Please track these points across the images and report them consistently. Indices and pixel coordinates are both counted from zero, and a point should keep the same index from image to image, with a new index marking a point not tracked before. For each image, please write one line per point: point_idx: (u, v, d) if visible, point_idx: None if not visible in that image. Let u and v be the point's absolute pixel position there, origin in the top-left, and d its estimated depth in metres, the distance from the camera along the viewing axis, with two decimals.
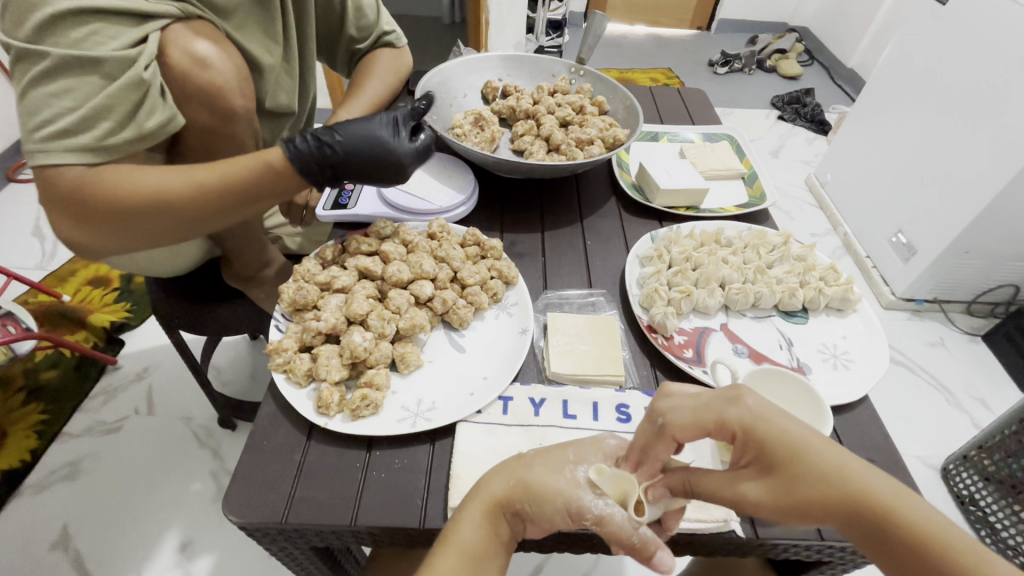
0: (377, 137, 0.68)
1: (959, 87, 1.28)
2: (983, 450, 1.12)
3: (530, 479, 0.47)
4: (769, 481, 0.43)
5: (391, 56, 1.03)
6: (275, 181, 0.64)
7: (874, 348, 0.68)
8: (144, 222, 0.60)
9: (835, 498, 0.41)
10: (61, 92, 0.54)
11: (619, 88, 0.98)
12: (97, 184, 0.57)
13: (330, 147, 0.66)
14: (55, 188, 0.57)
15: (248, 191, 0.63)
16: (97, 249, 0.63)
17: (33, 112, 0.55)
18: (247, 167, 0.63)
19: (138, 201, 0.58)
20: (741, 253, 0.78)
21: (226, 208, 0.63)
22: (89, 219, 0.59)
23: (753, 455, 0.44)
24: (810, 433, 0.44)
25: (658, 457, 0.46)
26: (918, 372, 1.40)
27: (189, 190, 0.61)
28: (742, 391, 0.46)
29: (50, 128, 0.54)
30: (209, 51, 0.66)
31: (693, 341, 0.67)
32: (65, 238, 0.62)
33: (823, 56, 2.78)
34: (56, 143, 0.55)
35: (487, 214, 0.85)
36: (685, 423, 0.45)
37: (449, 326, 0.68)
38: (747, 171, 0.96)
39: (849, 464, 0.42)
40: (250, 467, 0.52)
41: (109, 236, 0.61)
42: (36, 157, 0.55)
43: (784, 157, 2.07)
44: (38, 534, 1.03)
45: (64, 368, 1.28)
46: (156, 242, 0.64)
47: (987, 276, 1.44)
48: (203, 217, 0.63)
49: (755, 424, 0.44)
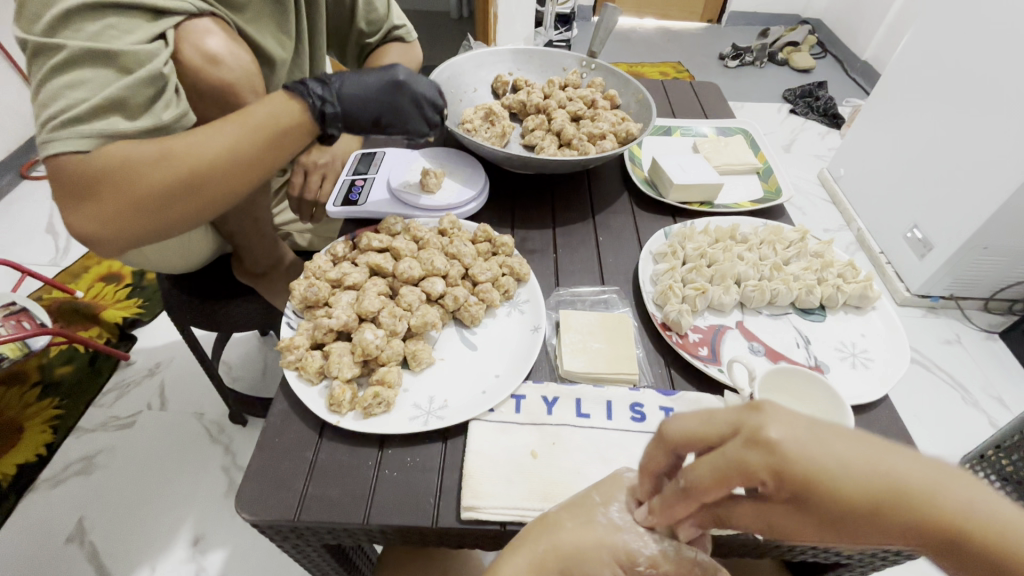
0: (375, 100, 0.69)
1: (977, 82, 1.26)
2: (1000, 450, 1.09)
3: (562, 541, 0.43)
4: (810, 520, 0.34)
5: (401, 51, 1.02)
6: (285, 127, 0.63)
7: (893, 346, 0.67)
8: (162, 194, 0.58)
9: (901, 524, 0.32)
10: (78, 83, 0.54)
11: (631, 82, 0.96)
12: (113, 163, 0.55)
13: (335, 95, 0.66)
14: (68, 176, 0.55)
15: (261, 144, 0.62)
16: (114, 241, 0.61)
17: (46, 105, 0.55)
18: (253, 126, 0.62)
19: (157, 173, 0.57)
20: (756, 249, 0.77)
21: (240, 166, 0.62)
22: (105, 202, 0.57)
23: (788, 494, 0.34)
24: (850, 444, 0.34)
25: (675, 514, 0.39)
26: (934, 370, 1.38)
27: (201, 151, 0.59)
28: (762, 418, 0.34)
29: (62, 117, 0.54)
30: (221, 47, 0.65)
31: (708, 339, 0.66)
32: (78, 233, 0.59)
33: (837, 49, 2.73)
34: (66, 130, 0.54)
35: (497, 211, 0.84)
36: (707, 480, 0.35)
37: (460, 323, 0.67)
38: (761, 165, 0.94)
39: (900, 467, 0.33)
40: (263, 464, 0.52)
41: (127, 219, 0.59)
42: (49, 146, 0.54)
43: (797, 151, 2.04)
44: (55, 527, 1.05)
45: (78, 364, 1.29)
46: (174, 218, 0.61)
47: (1006, 273, 1.41)
48: (222, 180, 0.61)
49: (790, 466, 0.33)
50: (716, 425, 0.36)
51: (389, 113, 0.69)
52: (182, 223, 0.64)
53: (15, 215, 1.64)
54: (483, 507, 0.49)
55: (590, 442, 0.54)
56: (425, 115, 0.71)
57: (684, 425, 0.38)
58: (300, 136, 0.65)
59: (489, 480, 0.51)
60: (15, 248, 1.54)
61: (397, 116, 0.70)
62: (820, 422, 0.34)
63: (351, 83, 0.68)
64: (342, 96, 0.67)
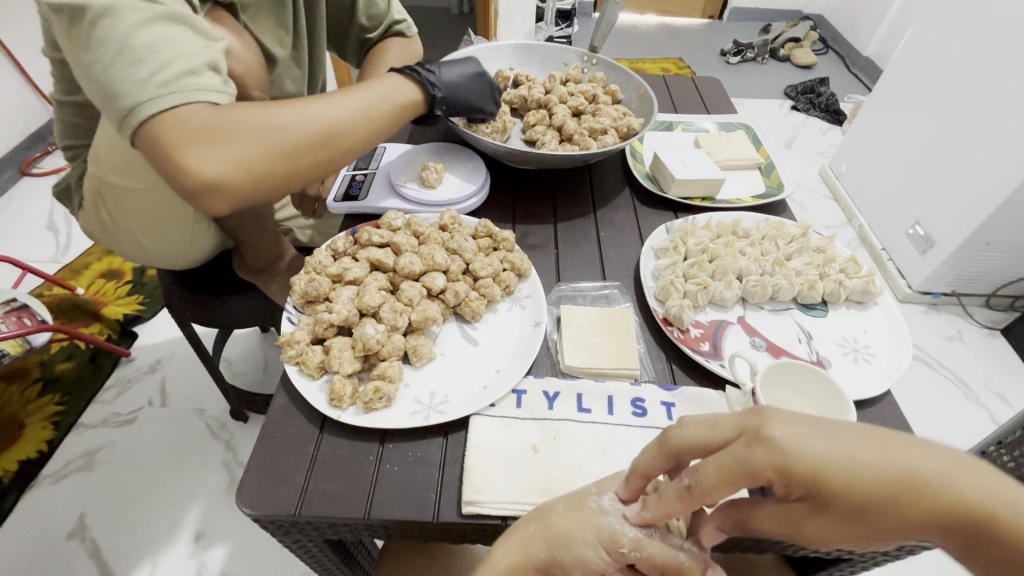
0: (469, 83, 0.76)
1: (979, 76, 1.25)
2: (1002, 446, 1.09)
3: (554, 527, 0.43)
4: (830, 516, 0.35)
5: (402, 45, 1.00)
6: (403, 100, 0.68)
7: (895, 341, 0.67)
8: (298, 146, 0.58)
9: (918, 510, 0.33)
10: (169, 40, 0.53)
11: (633, 77, 0.96)
12: (245, 113, 0.55)
13: (438, 81, 0.73)
14: (191, 122, 0.53)
15: (385, 109, 0.65)
16: (234, 195, 0.56)
17: (135, 62, 0.51)
18: (375, 92, 0.65)
19: (292, 123, 0.58)
20: (758, 244, 0.77)
21: (369, 130, 0.64)
22: (239, 149, 0.55)
23: (803, 491, 0.35)
24: (855, 435, 0.35)
25: (671, 507, 0.39)
26: (935, 367, 1.37)
27: (335, 111, 0.61)
28: (764, 419, 0.36)
29: (172, 71, 0.52)
30: (224, 39, 0.65)
31: (709, 335, 0.66)
32: (201, 179, 0.54)
33: (839, 45, 2.72)
34: (185, 82, 0.53)
35: (498, 206, 0.84)
36: (716, 485, 0.36)
37: (461, 319, 0.67)
38: (763, 161, 0.94)
39: (909, 454, 0.34)
40: (264, 459, 0.52)
41: (262, 165, 0.56)
42: (173, 97, 0.52)
43: (798, 148, 2.03)
44: (57, 522, 1.05)
45: (79, 360, 1.29)
46: (297, 173, 0.59)
47: (1008, 269, 1.40)
48: (353, 136, 0.62)
49: (797, 461, 0.34)
50: (721, 430, 0.38)
51: (480, 96, 0.78)
52: (299, 186, 0.62)
53: (15, 212, 1.64)
54: (484, 502, 0.49)
55: (591, 437, 0.54)
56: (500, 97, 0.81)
57: (688, 433, 0.39)
58: (412, 110, 0.70)
59: (490, 474, 0.51)
60: (15, 245, 1.54)
61: (485, 99, 0.78)
62: (820, 416, 0.36)
63: (449, 71, 0.75)
64: (444, 82, 0.73)
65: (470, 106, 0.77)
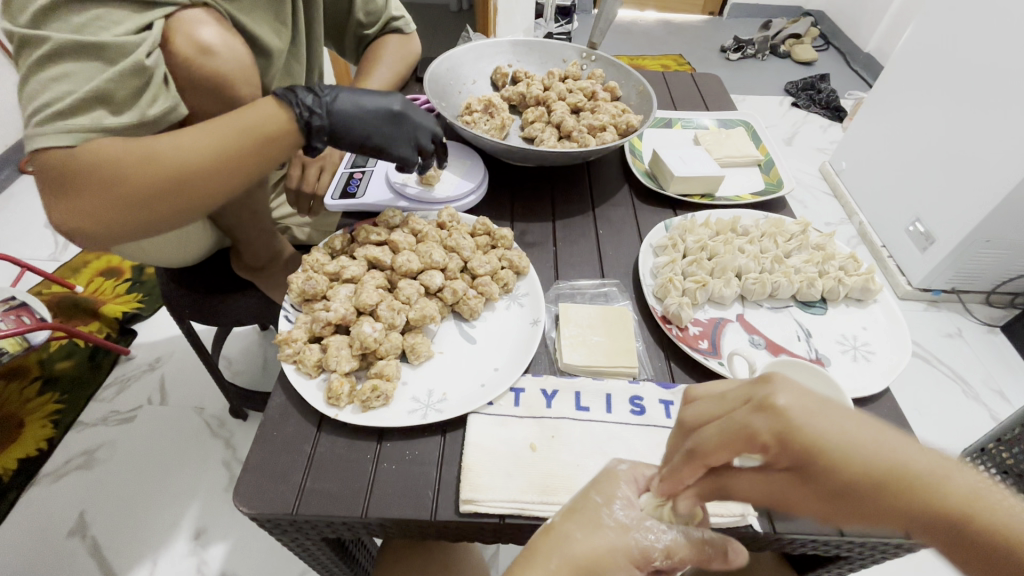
0: (367, 120, 0.70)
1: (982, 73, 1.24)
2: (1001, 443, 1.09)
3: (575, 552, 0.42)
4: (812, 490, 0.36)
5: (399, 42, 1.01)
6: (269, 130, 0.61)
7: (894, 337, 0.67)
8: (142, 193, 0.56)
9: (903, 502, 0.33)
10: (62, 77, 0.53)
11: (632, 74, 0.96)
12: (89, 161, 0.53)
13: (326, 106, 0.66)
14: (49, 171, 0.54)
15: (246, 145, 0.60)
16: (94, 238, 0.58)
17: (32, 97, 0.54)
18: (239, 126, 0.60)
19: (138, 170, 0.55)
20: (757, 242, 0.76)
21: (221, 167, 0.59)
22: (86, 199, 0.55)
23: (789, 461, 0.36)
24: (854, 421, 0.35)
25: (682, 479, 0.40)
26: (935, 364, 1.37)
27: (181, 151, 0.57)
28: (772, 388, 0.36)
29: (46, 110, 0.52)
30: (214, 38, 0.63)
31: (708, 332, 0.66)
32: (62, 227, 0.57)
33: (839, 41, 2.71)
34: (51, 125, 0.53)
35: (497, 203, 0.83)
36: (712, 446, 0.37)
37: (459, 317, 0.67)
38: (762, 157, 0.93)
39: (904, 448, 0.34)
40: (262, 458, 0.52)
41: (116, 213, 0.56)
42: (33, 140, 0.53)
43: (798, 144, 2.03)
44: (57, 520, 1.05)
45: (78, 358, 1.29)
46: (155, 217, 0.59)
47: (1008, 266, 1.40)
48: (209, 179, 0.59)
49: (795, 432, 0.35)
50: (729, 402, 0.39)
51: (376, 137, 0.71)
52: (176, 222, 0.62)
53: (13, 210, 1.64)
54: (482, 501, 0.49)
55: (590, 436, 0.54)
56: (416, 141, 0.73)
57: (701, 408, 0.41)
58: (286, 142, 0.64)
59: (488, 473, 0.51)
60: (14, 243, 1.54)
61: (385, 141, 0.71)
62: (829, 399, 0.36)
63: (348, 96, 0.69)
64: (334, 107, 0.67)
65: (369, 141, 0.71)
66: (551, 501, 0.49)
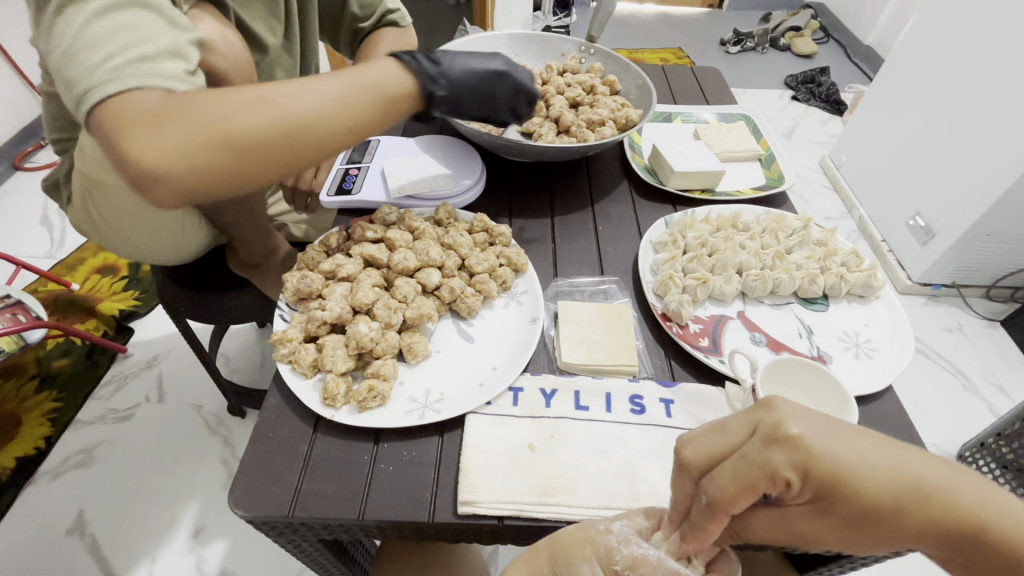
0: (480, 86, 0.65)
1: (984, 64, 1.23)
2: (1001, 438, 1.08)
3: (558, 538, 0.44)
4: (831, 516, 0.38)
5: (395, 36, 0.99)
6: (386, 93, 0.55)
7: (896, 334, 0.66)
8: (247, 136, 0.48)
9: (914, 514, 0.37)
10: (130, 28, 0.48)
11: (632, 67, 0.94)
12: (198, 100, 0.47)
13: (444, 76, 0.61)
14: (139, 105, 0.46)
15: (370, 100, 0.54)
16: (177, 185, 0.48)
17: (95, 45, 0.46)
18: (362, 78, 0.54)
19: (250, 110, 0.48)
20: (758, 238, 0.75)
21: (335, 117, 0.52)
22: (180, 130, 0.46)
23: (811, 491, 0.37)
24: (860, 440, 0.38)
25: (707, 534, 0.40)
26: (934, 358, 1.37)
27: (295, 100, 0.50)
28: (781, 417, 0.38)
29: (136, 56, 0.47)
30: (211, 31, 0.62)
31: (709, 330, 0.65)
32: (139, 165, 0.46)
33: (840, 33, 2.68)
34: (138, 69, 0.47)
35: (494, 200, 0.82)
36: (735, 492, 0.37)
37: (458, 316, 0.66)
38: (763, 152, 0.93)
39: (915, 465, 0.38)
40: (256, 459, 0.51)
41: (214, 151, 0.47)
42: (120, 81, 0.46)
43: (798, 138, 2.02)
44: (57, 518, 1.04)
45: (75, 356, 1.28)
46: (255, 161, 0.49)
47: (1010, 259, 1.39)
48: (325, 126, 0.51)
49: (814, 460, 0.36)
50: (731, 435, 0.39)
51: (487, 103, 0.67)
52: (269, 181, 0.52)
53: (10, 207, 1.63)
54: (480, 502, 0.48)
55: (589, 434, 0.54)
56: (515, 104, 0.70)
57: (699, 447, 0.40)
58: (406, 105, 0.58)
59: (487, 474, 0.50)
60: (9, 241, 1.52)
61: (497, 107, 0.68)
62: (835, 420, 0.38)
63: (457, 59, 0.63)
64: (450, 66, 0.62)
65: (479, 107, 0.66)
66: (551, 502, 0.49)
